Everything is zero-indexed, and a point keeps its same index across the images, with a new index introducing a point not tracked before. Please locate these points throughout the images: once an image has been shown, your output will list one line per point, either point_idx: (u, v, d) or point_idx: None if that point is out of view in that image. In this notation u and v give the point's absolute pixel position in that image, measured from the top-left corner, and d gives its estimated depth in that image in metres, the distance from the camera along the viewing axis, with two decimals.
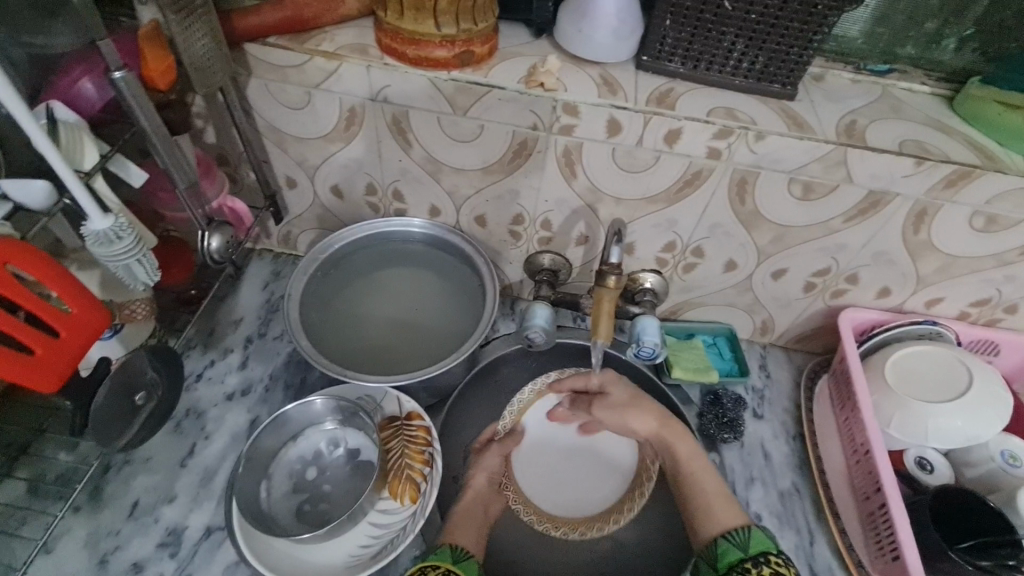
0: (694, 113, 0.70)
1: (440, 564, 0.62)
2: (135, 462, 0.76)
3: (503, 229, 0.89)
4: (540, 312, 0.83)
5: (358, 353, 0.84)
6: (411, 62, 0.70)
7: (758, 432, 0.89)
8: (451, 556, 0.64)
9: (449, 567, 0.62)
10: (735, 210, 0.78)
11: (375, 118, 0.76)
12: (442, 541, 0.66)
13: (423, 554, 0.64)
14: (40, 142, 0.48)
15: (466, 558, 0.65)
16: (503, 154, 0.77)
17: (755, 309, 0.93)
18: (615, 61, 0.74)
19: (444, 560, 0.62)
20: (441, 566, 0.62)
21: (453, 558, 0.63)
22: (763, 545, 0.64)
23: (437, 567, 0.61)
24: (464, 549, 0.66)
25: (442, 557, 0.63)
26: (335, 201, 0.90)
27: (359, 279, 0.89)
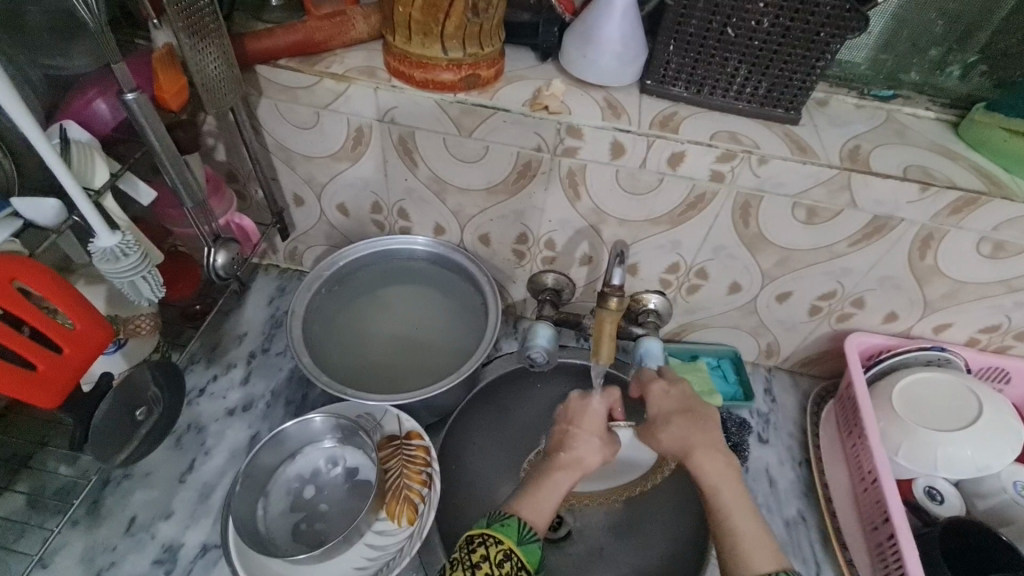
0: (697, 136, 0.71)
1: (501, 539, 0.56)
2: (134, 476, 0.76)
3: (506, 248, 0.89)
4: (542, 331, 0.83)
5: (359, 371, 0.84)
6: (417, 85, 0.71)
7: (763, 457, 0.87)
8: (517, 533, 0.57)
9: (512, 547, 0.55)
10: (739, 232, 0.78)
11: (382, 138, 0.77)
12: (509, 509, 0.60)
13: (489, 519, 0.59)
14: (52, 162, 0.49)
15: (531, 539, 0.58)
16: (508, 175, 0.78)
17: (760, 332, 0.93)
18: (619, 85, 0.75)
19: (507, 535, 0.56)
20: (503, 543, 0.56)
21: (518, 537, 0.57)
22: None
23: (499, 543, 0.56)
24: (533, 529, 0.58)
25: (508, 531, 0.57)
26: (342, 218, 0.91)
27: (366, 297, 0.89)
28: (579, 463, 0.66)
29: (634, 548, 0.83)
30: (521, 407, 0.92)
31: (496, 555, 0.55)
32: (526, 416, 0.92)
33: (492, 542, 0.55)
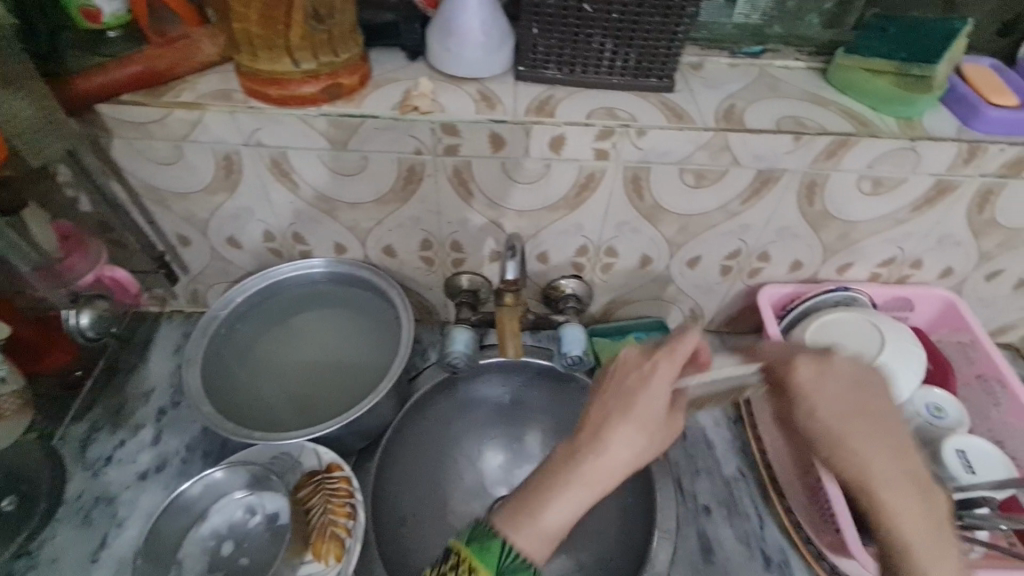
0: (574, 118, 0.69)
1: (460, 554, 0.49)
2: (40, 565, 0.70)
3: (413, 256, 0.86)
4: (460, 336, 0.81)
5: (275, 407, 0.80)
6: (276, 103, 0.67)
7: (699, 421, 0.89)
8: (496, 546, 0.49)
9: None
10: (635, 206, 0.78)
11: (252, 162, 0.72)
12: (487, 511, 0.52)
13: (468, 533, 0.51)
14: None
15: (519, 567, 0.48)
16: (394, 183, 0.75)
17: (680, 299, 0.94)
18: (491, 74, 0.73)
19: (474, 557, 0.48)
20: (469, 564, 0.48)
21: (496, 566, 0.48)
22: None
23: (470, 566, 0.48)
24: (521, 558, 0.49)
25: (459, 535, 0.51)
26: (235, 251, 0.86)
27: (278, 328, 0.85)
28: (613, 470, 0.51)
29: None
30: (455, 416, 0.94)
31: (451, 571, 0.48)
32: (461, 422, 0.95)
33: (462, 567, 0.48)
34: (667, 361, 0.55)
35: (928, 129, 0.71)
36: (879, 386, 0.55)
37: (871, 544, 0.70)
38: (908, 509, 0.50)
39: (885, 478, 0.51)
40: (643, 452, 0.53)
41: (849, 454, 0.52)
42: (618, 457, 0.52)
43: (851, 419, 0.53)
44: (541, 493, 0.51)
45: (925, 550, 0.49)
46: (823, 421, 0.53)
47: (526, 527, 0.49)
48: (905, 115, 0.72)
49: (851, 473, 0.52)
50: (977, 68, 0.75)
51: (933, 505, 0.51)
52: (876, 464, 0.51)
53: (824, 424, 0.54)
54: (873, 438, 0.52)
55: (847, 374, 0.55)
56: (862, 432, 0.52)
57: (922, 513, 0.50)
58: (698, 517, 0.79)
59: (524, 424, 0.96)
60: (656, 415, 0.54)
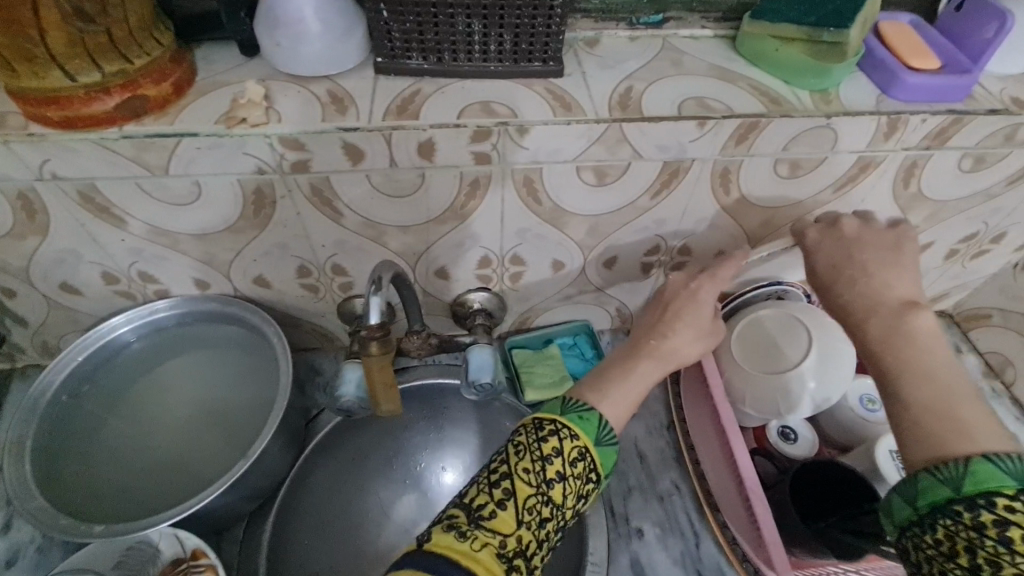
0: (442, 118, 0.59)
1: (548, 418, 0.51)
2: None
3: (292, 285, 0.75)
4: (350, 375, 0.70)
5: (144, 475, 0.69)
6: (63, 126, 0.54)
7: (631, 432, 0.82)
8: (561, 408, 0.53)
9: (584, 446, 0.51)
10: (534, 211, 0.68)
11: (57, 199, 0.59)
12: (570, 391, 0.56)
13: (564, 404, 0.53)
14: None
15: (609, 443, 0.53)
16: (243, 209, 0.63)
17: (604, 300, 0.86)
18: (341, 69, 0.61)
19: (573, 422, 0.51)
20: (578, 440, 0.50)
21: (595, 437, 0.52)
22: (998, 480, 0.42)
23: (574, 438, 0.50)
24: (612, 432, 0.53)
25: (549, 409, 0.53)
26: (74, 299, 0.73)
27: (139, 381, 0.73)
28: (677, 353, 0.60)
29: None
30: (378, 447, 0.84)
31: (569, 449, 0.50)
32: (387, 454, 0.85)
33: (561, 428, 0.50)
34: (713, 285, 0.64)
35: (844, 102, 0.63)
36: (906, 259, 0.60)
37: (800, 556, 0.64)
38: (919, 356, 0.51)
39: (877, 312, 0.55)
40: (697, 347, 0.62)
41: (837, 291, 0.59)
42: (679, 345, 0.61)
43: (840, 269, 0.60)
44: (604, 379, 0.57)
45: (920, 367, 0.50)
46: (818, 269, 0.62)
47: (606, 398, 0.55)
48: (819, 87, 0.64)
49: (846, 313, 0.58)
50: (896, 27, 0.67)
51: (913, 330, 0.52)
52: (875, 327, 0.54)
53: (822, 273, 0.61)
54: (855, 284, 0.58)
55: (854, 237, 0.62)
56: (867, 290, 0.57)
57: (902, 334, 0.53)
58: (630, 543, 0.73)
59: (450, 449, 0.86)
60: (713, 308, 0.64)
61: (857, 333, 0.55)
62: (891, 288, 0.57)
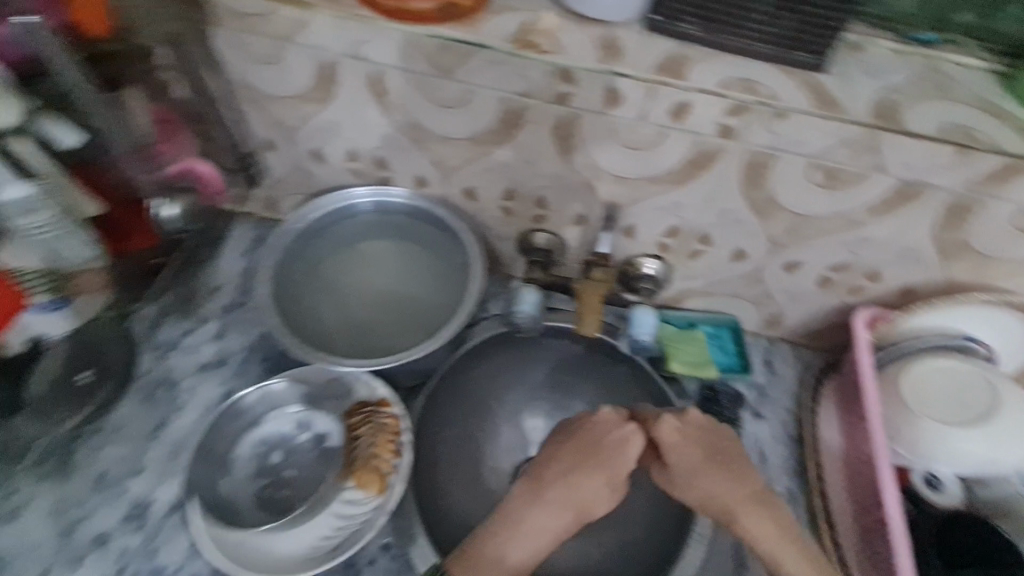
0: (706, 84, 0.62)
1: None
2: (105, 432, 0.74)
3: (493, 204, 0.82)
4: (529, 296, 0.79)
5: (337, 328, 0.82)
6: (387, 14, 0.63)
7: (756, 432, 0.85)
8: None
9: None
10: (748, 195, 0.71)
11: (350, 76, 0.68)
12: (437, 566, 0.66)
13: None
14: None
15: None
16: (493, 123, 0.70)
17: (764, 302, 0.88)
18: (620, 19, 0.64)
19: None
20: None
21: None
22: None
23: None
24: None
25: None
26: (316, 165, 0.84)
27: (348, 251, 0.85)
28: (587, 504, 0.70)
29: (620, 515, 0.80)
30: (512, 372, 0.86)
31: None
32: (509, 378, 0.86)
33: None
34: (624, 448, 0.70)
35: None
36: (741, 462, 0.71)
37: None
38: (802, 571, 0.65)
39: (687, 489, 0.70)
40: (604, 494, 0.71)
41: (741, 522, 0.68)
42: (581, 494, 0.70)
43: (689, 472, 0.70)
44: (512, 521, 0.68)
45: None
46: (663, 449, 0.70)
47: (513, 545, 0.67)
48: None
49: (698, 497, 0.70)
50: None
51: (783, 515, 0.68)
52: (755, 522, 0.67)
53: (677, 464, 0.70)
54: (741, 479, 0.69)
55: (703, 421, 0.71)
56: (745, 501, 0.68)
57: (757, 505, 0.68)
58: None
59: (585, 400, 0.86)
60: (608, 461, 0.70)
61: (726, 510, 0.68)
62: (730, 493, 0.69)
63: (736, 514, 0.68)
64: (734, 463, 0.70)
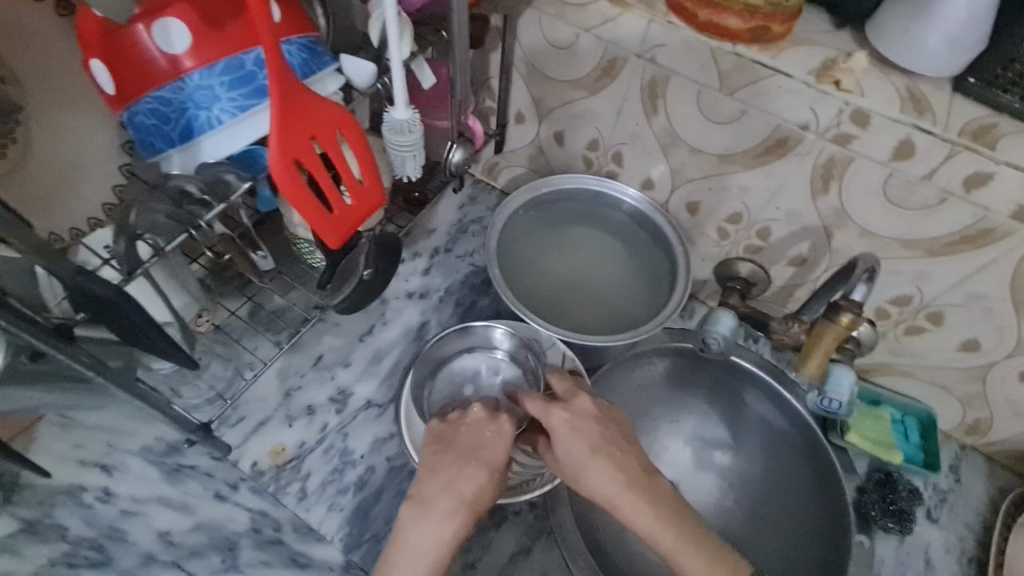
0: (1017, 159, 0.58)
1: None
2: (327, 322, 0.86)
3: (712, 223, 0.83)
4: (725, 320, 0.78)
5: (529, 293, 0.86)
6: (696, 26, 0.66)
7: (927, 536, 0.78)
8: None
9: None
10: (1014, 286, 0.65)
11: (632, 74, 0.73)
12: None
13: None
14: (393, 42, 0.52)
15: None
16: (753, 147, 0.71)
17: (974, 403, 0.80)
18: (933, 74, 0.62)
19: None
20: None
21: None
22: None
23: None
24: None
25: None
26: (554, 145, 0.91)
27: (555, 229, 0.89)
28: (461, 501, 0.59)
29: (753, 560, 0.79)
30: (680, 385, 0.87)
31: None
32: (671, 396, 0.88)
33: None
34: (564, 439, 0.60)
35: None
36: (618, 438, 0.61)
37: None
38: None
39: (581, 474, 0.59)
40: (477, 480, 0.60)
41: (580, 482, 0.60)
42: (467, 481, 0.60)
43: (574, 458, 0.59)
44: (410, 517, 0.58)
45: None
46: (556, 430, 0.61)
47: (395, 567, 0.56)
48: None
49: (593, 495, 0.58)
50: None
51: (664, 503, 0.57)
52: (621, 497, 0.57)
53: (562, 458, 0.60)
54: (621, 452, 0.60)
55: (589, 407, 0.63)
56: (631, 489, 0.57)
57: (639, 485, 0.58)
58: None
59: (753, 432, 0.85)
60: (489, 459, 0.62)
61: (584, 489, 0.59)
62: (595, 477, 0.58)
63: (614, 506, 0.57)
64: (621, 442, 0.61)
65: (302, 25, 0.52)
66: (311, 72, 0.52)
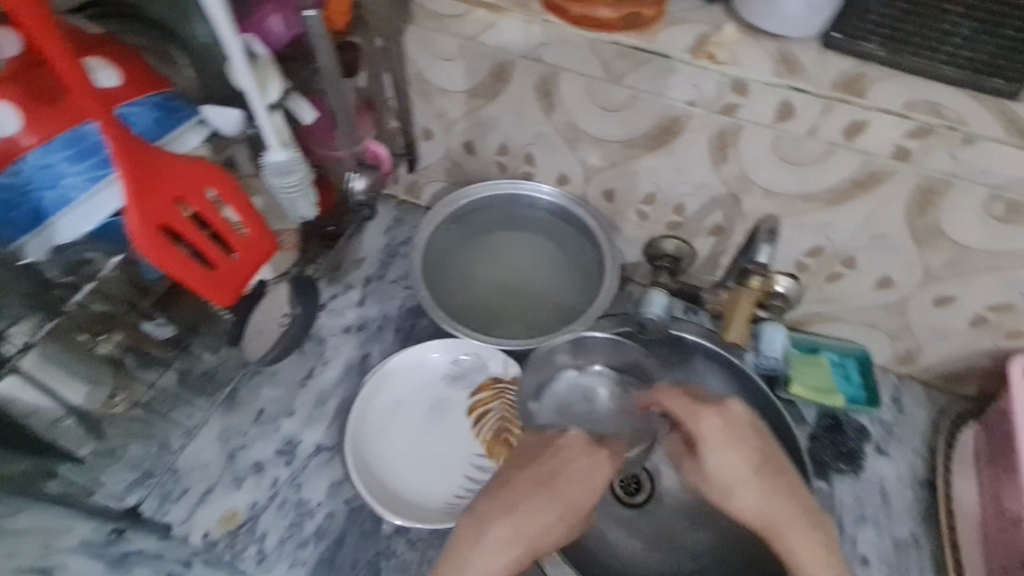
0: (888, 104, 0.61)
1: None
2: (264, 374, 0.83)
3: (630, 207, 0.84)
4: (658, 299, 0.79)
5: (464, 306, 0.88)
6: (572, 22, 0.67)
7: (880, 470, 0.81)
8: None
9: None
10: (910, 221, 0.69)
11: (522, 76, 0.74)
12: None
13: None
14: (246, 84, 0.52)
15: None
16: (651, 129, 0.72)
17: (901, 336, 0.83)
18: (799, 35, 0.65)
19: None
20: None
21: None
22: None
23: None
24: None
25: None
26: (466, 156, 0.90)
27: (482, 238, 0.90)
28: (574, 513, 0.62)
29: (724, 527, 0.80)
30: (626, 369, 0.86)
31: None
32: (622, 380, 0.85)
33: None
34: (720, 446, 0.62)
35: None
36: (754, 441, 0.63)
37: None
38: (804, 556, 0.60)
39: (728, 491, 0.62)
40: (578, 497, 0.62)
41: (733, 501, 0.62)
42: (569, 495, 0.62)
43: (741, 480, 0.61)
44: (482, 522, 0.61)
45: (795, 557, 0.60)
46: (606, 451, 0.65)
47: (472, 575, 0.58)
48: None
49: (749, 513, 0.61)
50: None
51: (809, 503, 0.62)
52: (789, 508, 0.61)
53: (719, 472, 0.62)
54: (761, 472, 0.62)
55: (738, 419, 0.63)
56: (785, 503, 0.61)
57: (794, 491, 0.62)
58: (852, 563, 0.74)
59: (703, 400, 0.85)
60: (569, 492, 0.62)
61: (761, 517, 0.61)
62: (743, 494, 0.61)
63: (777, 519, 0.61)
64: (784, 469, 0.62)
65: (149, 85, 0.55)
66: (168, 129, 0.56)
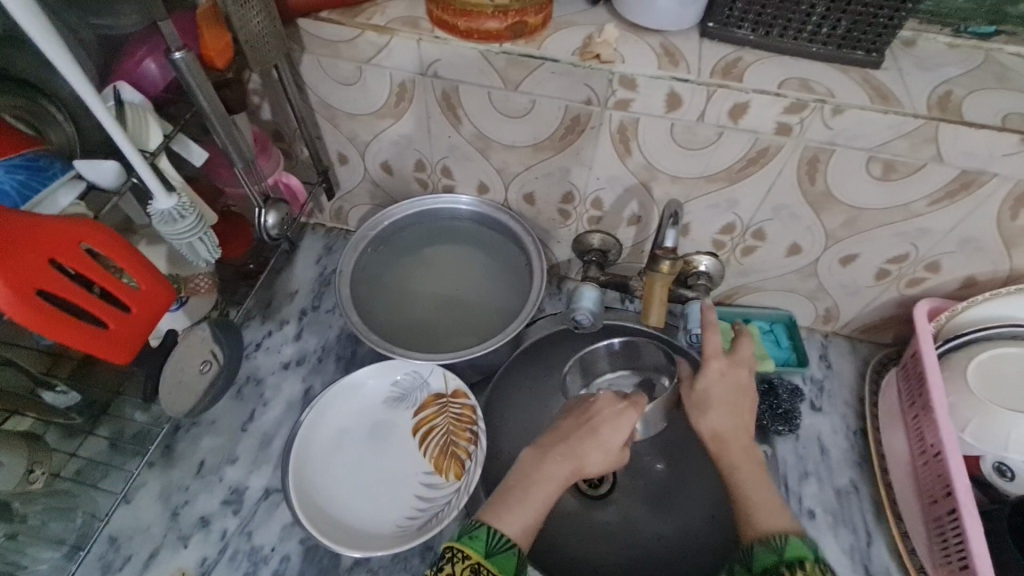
0: (764, 85, 0.65)
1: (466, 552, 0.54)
2: (202, 424, 0.80)
3: (551, 208, 0.86)
4: (588, 293, 0.81)
5: (403, 325, 0.84)
6: (461, 36, 0.68)
7: (816, 426, 0.85)
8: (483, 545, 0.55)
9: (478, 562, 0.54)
10: (804, 190, 0.73)
11: (424, 93, 0.75)
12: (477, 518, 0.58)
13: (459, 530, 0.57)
14: (115, 133, 0.52)
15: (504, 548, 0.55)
16: (555, 130, 0.74)
17: (819, 297, 0.88)
18: (677, 29, 0.68)
19: (473, 549, 0.54)
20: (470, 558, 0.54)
21: (486, 550, 0.55)
22: (800, 550, 0.54)
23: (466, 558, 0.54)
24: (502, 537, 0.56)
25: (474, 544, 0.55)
26: (385, 176, 0.90)
27: (413, 255, 0.89)
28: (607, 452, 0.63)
29: (679, 505, 0.82)
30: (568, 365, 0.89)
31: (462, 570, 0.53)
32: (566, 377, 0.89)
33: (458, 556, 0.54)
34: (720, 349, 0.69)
35: None
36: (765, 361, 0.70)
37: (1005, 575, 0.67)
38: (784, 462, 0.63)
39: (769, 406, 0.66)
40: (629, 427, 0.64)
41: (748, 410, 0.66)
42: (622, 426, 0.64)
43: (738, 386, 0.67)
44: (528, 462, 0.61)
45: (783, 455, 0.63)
46: (704, 386, 0.66)
47: (516, 508, 0.58)
48: None
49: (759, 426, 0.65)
50: None
51: None
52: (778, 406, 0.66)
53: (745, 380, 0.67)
54: None
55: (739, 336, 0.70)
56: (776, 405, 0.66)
57: None
58: (801, 518, 0.78)
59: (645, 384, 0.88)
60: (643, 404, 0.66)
61: None
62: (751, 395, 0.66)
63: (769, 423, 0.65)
64: None
65: (9, 148, 0.53)
66: (35, 192, 0.54)
